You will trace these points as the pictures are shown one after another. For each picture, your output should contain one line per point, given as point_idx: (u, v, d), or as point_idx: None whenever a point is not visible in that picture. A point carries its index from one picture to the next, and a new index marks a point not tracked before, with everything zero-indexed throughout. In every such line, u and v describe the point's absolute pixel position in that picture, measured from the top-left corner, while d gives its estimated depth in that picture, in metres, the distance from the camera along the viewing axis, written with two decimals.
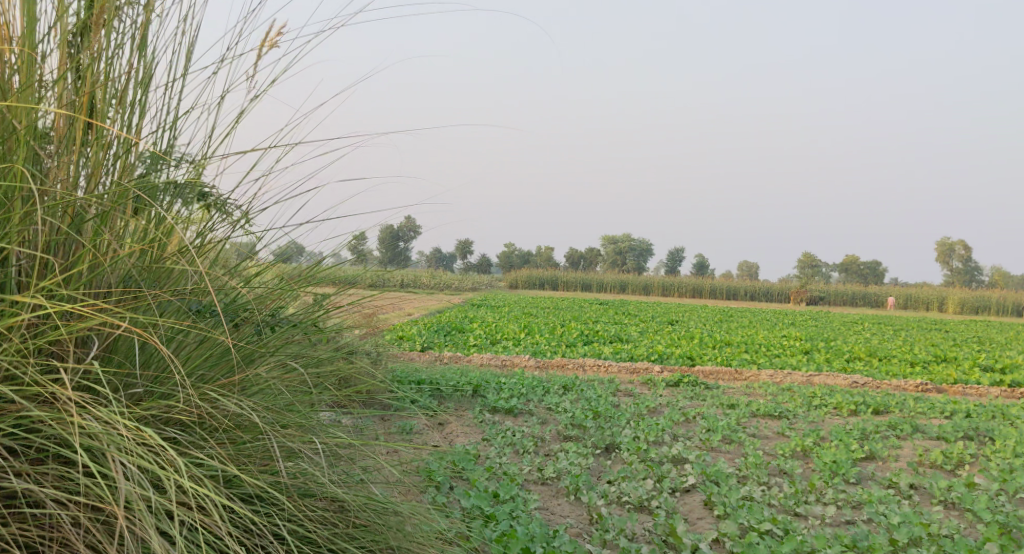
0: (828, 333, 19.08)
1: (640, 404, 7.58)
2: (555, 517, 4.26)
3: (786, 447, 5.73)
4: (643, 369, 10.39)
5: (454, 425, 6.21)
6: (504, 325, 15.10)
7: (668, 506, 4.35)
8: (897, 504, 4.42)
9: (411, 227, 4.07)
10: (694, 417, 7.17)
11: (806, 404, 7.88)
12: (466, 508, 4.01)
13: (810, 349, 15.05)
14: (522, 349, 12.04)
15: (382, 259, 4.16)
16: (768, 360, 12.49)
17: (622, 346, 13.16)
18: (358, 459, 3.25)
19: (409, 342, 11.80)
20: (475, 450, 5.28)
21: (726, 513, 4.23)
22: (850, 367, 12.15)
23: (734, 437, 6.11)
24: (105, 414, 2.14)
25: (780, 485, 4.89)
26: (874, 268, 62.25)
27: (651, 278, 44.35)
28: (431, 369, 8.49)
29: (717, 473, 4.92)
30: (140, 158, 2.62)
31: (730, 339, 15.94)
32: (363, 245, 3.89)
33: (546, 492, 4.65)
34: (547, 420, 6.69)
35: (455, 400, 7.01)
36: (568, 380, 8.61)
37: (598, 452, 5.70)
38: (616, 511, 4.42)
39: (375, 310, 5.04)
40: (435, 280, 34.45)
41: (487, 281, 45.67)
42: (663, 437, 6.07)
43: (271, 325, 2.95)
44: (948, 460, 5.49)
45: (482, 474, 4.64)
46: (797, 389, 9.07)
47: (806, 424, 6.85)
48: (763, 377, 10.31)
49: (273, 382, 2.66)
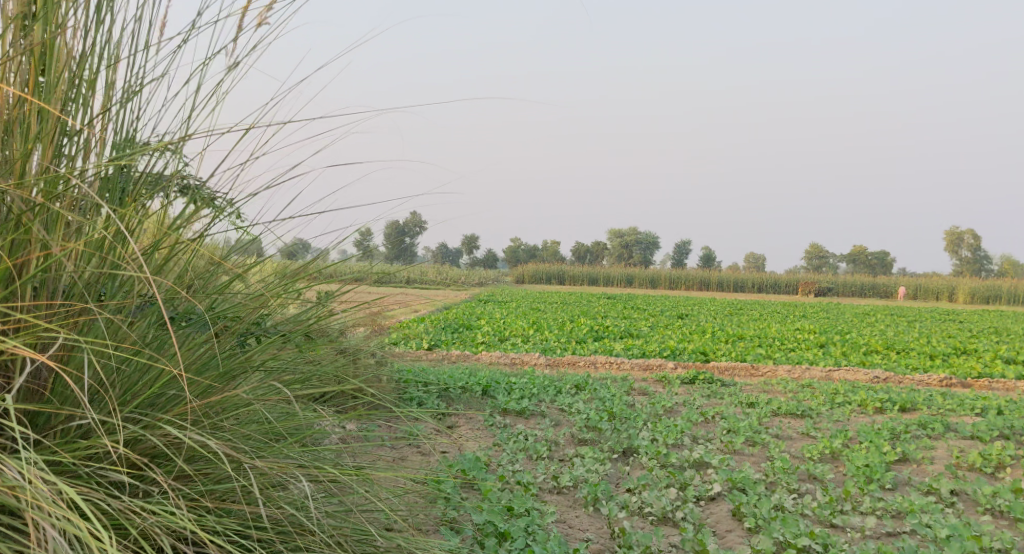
0: (843, 326, 18.70)
1: (656, 403, 7.27)
2: (573, 531, 3.97)
3: (814, 449, 5.42)
4: (656, 366, 10.07)
5: (463, 430, 5.91)
6: (511, 321, 14.79)
7: (694, 518, 4.08)
8: (941, 514, 4.14)
9: (416, 222, 3.80)
10: (714, 417, 6.86)
11: (829, 402, 7.57)
12: (478, 523, 3.73)
13: (825, 342, 14.68)
14: (530, 346, 11.72)
15: (388, 255, 3.90)
16: (783, 355, 12.16)
17: (633, 342, 12.86)
18: (354, 486, 2.96)
19: (415, 340, 11.50)
20: (486, 456, 4.98)
21: (758, 526, 3.96)
22: (869, 361, 11.81)
23: (758, 439, 5.81)
24: (16, 462, 1.93)
25: (812, 492, 4.59)
26: (882, 259, 61.77)
27: (658, 271, 43.98)
28: (438, 369, 8.19)
29: (744, 480, 4.62)
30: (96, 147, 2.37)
31: (742, 333, 15.61)
32: (372, 242, 3.65)
33: (563, 503, 4.35)
34: (560, 421, 6.39)
35: (463, 402, 6.72)
36: (580, 379, 8.30)
37: (616, 456, 5.39)
38: (639, 523, 4.13)
39: (377, 308, 4.72)
40: (439, 275, 34.19)
41: (492, 276, 45.30)
42: (683, 440, 5.76)
43: (270, 332, 2.70)
44: (987, 463, 5.19)
45: (494, 485, 4.35)
46: (818, 386, 8.75)
47: (831, 424, 6.55)
48: (780, 373, 9.98)
49: (252, 403, 2.41)
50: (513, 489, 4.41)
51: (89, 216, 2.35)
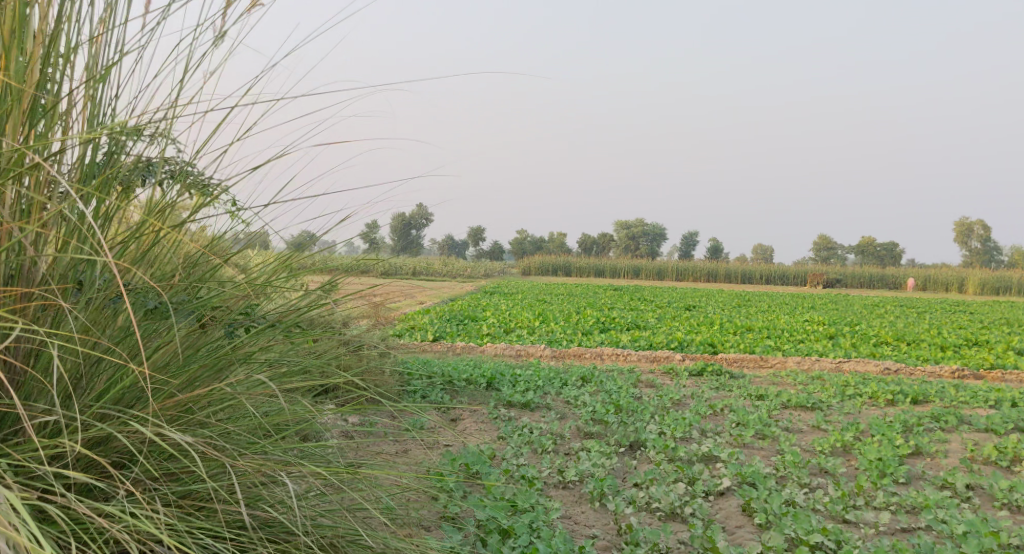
0: (852, 317, 18.56)
1: (663, 396, 7.16)
2: (580, 527, 3.88)
3: (825, 443, 5.31)
4: (664, 358, 9.96)
5: (467, 423, 5.82)
6: (517, 313, 14.70)
7: (704, 513, 3.98)
8: (957, 509, 4.03)
9: (423, 213, 3.73)
10: (722, 410, 6.75)
11: (840, 394, 7.45)
12: (482, 519, 3.64)
13: (835, 333, 14.55)
14: (536, 338, 11.62)
15: (394, 247, 3.83)
16: (792, 347, 12.04)
17: (639, 333, 12.75)
18: (352, 483, 2.86)
19: (420, 332, 11.42)
20: (490, 450, 4.89)
21: (768, 522, 3.86)
22: (879, 353, 11.67)
23: (767, 432, 5.71)
24: None
25: (824, 487, 4.49)
26: (891, 250, 61.42)
27: (665, 262, 43.77)
28: (442, 361, 8.10)
29: (754, 474, 4.52)
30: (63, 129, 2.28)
31: (750, 324, 15.48)
32: (378, 234, 3.58)
33: (568, 498, 4.25)
34: (565, 414, 6.30)
35: (468, 394, 6.63)
36: (586, 371, 8.19)
37: (622, 450, 5.29)
38: (646, 519, 4.03)
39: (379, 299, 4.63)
40: (445, 267, 34.12)
41: (499, 268, 45.17)
42: (691, 433, 5.66)
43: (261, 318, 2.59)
44: (1003, 456, 5.08)
45: (498, 479, 4.25)
46: (828, 378, 8.63)
47: (842, 417, 6.43)
48: (789, 365, 9.86)
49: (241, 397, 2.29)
50: (517, 484, 4.31)
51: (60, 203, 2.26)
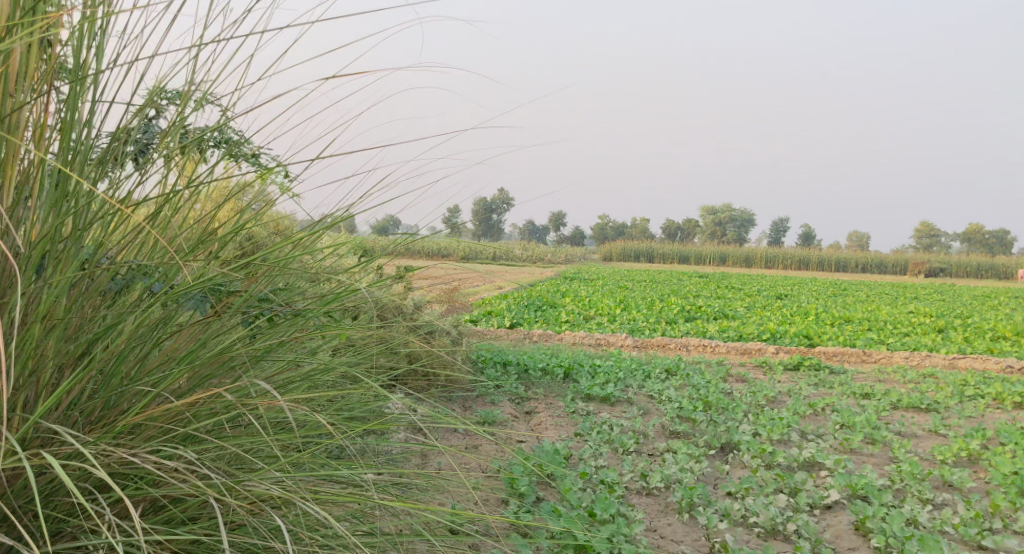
0: (961, 309, 17.36)
1: (757, 392, 6.60)
2: (666, 543, 3.44)
3: (947, 451, 4.70)
4: (755, 349, 9.34)
5: (543, 417, 5.43)
6: (599, 300, 14.22)
7: (811, 533, 3.48)
8: None
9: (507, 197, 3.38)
10: (823, 410, 6.15)
11: (957, 396, 6.75)
12: (554, 533, 3.24)
13: (944, 326, 13.56)
14: (618, 326, 11.15)
15: (474, 230, 3.49)
16: (898, 340, 11.22)
17: (728, 323, 12.12)
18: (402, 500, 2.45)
19: (497, 318, 11.11)
20: (566, 449, 4.47)
21: (888, 546, 3.33)
22: (997, 350, 10.74)
23: (878, 437, 5.12)
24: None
25: (952, 504, 3.90)
26: (998, 238, 57.84)
27: (754, 249, 42.30)
28: (519, 348, 7.73)
29: (868, 486, 3.97)
30: (50, 109, 1.90)
31: (850, 315, 14.59)
32: (458, 218, 3.24)
33: (652, 506, 3.81)
34: (649, 410, 5.83)
35: (544, 385, 6.25)
36: (671, 362, 7.70)
37: (713, 452, 4.81)
38: (743, 537, 3.55)
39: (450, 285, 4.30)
40: (524, 253, 33.84)
41: (580, 253, 44.61)
42: (790, 435, 5.12)
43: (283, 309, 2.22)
44: None
45: (575, 483, 3.84)
46: (941, 376, 7.89)
47: (963, 422, 5.77)
48: (895, 361, 9.11)
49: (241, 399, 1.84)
50: (596, 490, 3.89)
51: (39, 179, 1.87)
